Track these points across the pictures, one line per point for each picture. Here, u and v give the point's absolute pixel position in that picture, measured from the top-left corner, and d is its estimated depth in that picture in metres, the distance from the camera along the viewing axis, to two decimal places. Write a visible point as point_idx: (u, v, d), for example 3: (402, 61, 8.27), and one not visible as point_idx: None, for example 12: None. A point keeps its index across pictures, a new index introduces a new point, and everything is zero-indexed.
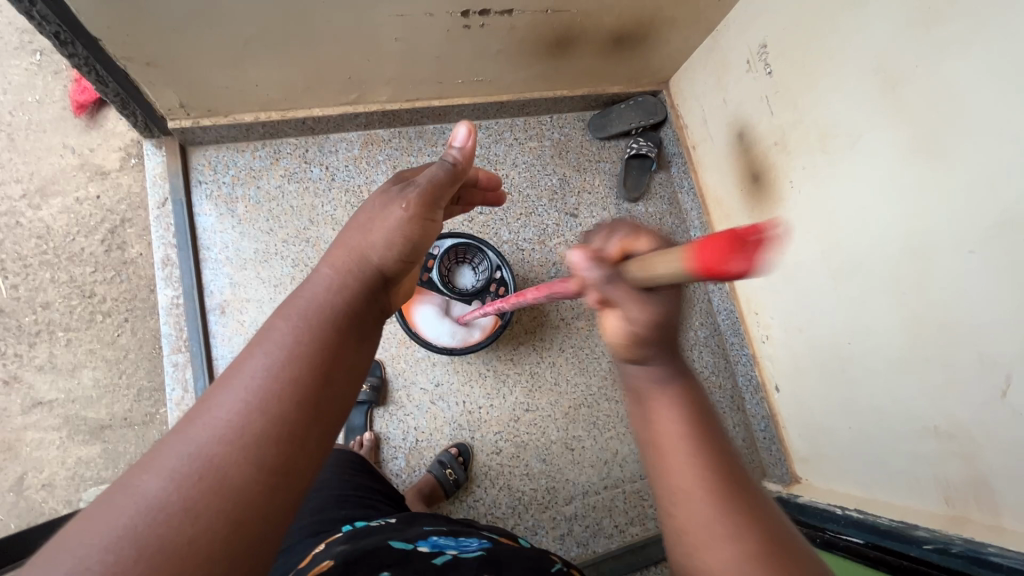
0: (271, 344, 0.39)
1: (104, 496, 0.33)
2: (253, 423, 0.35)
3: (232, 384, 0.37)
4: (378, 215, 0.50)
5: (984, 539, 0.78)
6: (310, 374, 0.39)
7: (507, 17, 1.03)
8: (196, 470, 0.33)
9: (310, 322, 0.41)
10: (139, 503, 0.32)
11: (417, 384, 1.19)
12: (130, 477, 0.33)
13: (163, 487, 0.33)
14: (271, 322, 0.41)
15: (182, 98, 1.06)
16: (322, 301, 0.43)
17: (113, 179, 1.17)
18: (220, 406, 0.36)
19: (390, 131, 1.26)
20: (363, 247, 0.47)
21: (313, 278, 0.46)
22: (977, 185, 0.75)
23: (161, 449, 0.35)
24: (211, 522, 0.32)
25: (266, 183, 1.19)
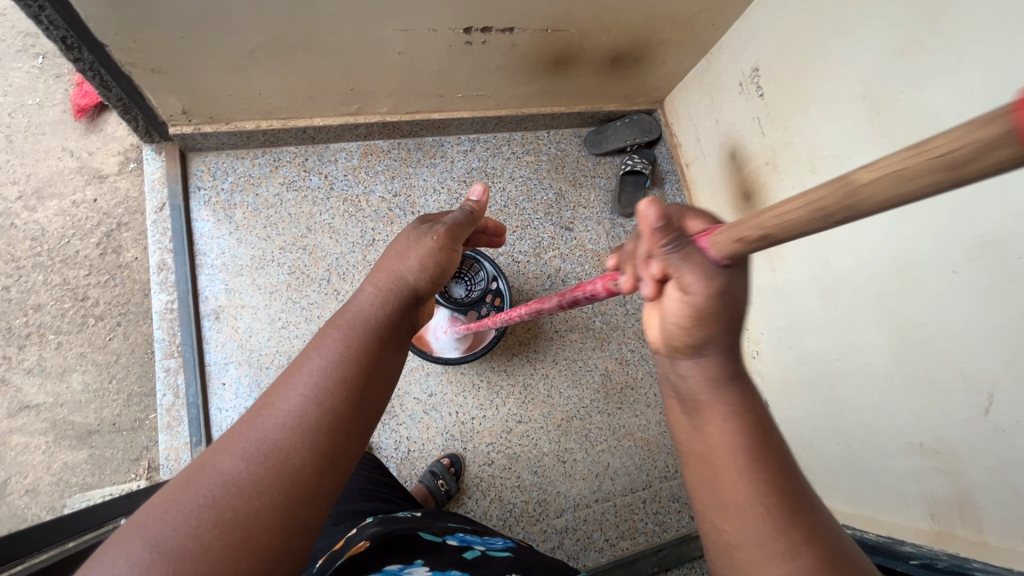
0: (324, 349, 0.44)
1: (185, 474, 0.36)
2: (311, 411, 0.39)
3: (293, 381, 0.41)
4: (409, 245, 0.54)
5: (968, 555, 0.80)
6: (359, 371, 0.43)
7: (508, 34, 1.05)
8: (263, 451, 0.37)
9: (359, 330, 0.46)
10: (215, 477, 0.35)
11: (410, 394, 1.19)
12: (204, 458, 0.37)
13: (236, 464, 0.36)
14: (325, 329, 0.46)
15: (184, 105, 1.06)
16: (366, 315, 0.48)
17: (111, 183, 1.17)
18: (281, 399, 0.40)
19: (389, 142, 1.28)
20: (400, 270, 0.53)
21: (358, 296, 0.51)
22: (960, 206, 0.77)
23: (230, 436, 0.39)
24: (275, 497, 0.35)
25: (264, 190, 1.20)
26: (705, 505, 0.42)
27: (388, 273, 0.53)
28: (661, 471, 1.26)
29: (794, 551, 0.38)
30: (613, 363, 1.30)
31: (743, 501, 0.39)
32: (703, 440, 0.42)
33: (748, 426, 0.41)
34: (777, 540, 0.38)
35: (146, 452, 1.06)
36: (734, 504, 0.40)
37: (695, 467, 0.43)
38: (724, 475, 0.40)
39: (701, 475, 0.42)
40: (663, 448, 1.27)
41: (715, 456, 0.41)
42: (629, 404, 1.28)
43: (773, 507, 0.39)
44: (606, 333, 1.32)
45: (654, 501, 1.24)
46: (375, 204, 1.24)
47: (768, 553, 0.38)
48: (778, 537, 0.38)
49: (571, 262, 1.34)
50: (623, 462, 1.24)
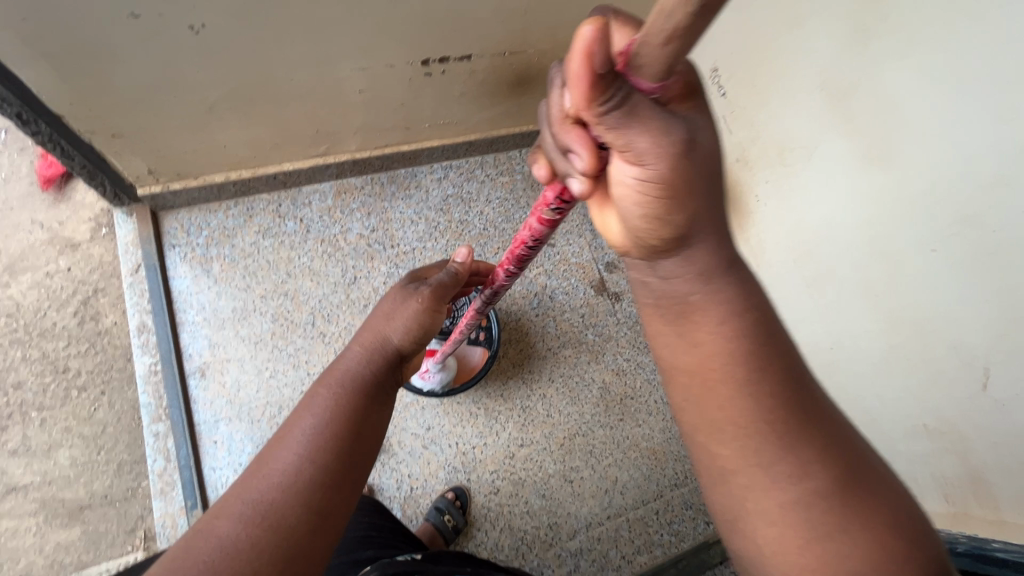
0: (316, 412, 0.52)
1: (195, 536, 0.44)
2: (297, 471, 0.47)
3: (288, 444, 0.49)
4: (397, 307, 0.63)
5: (987, 536, 0.79)
6: (341, 431, 0.51)
7: (465, 62, 1.05)
8: (259, 513, 0.44)
9: (344, 391, 0.55)
10: (212, 538, 0.43)
11: (408, 430, 1.17)
12: (203, 524, 0.45)
13: (229, 524, 0.44)
14: (315, 393, 0.55)
15: (150, 165, 1.06)
16: (354, 372, 0.57)
17: (84, 250, 1.16)
18: (279, 461, 0.48)
19: (362, 179, 1.27)
20: (387, 330, 0.61)
21: (346, 357, 0.60)
22: (929, 184, 0.77)
23: (231, 499, 0.46)
24: (260, 553, 0.43)
25: (240, 241, 1.19)
26: (708, 428, 0.47)
27: (375, 333, 0.61)
28: (671, 480, 1.23)
29: (794, 469, 0.44)
30: (609, 375, 1.29)
31: (748, 424, 0.45)
32: (697, 359, 0.47)
33: (750, 350, 0.45)
34: (784, 460, 0.44)
35: (141, 522, 1.03)
36: (733, 428, 0.45)
37: (689, 381, 0.48)
38: (723, 396, 0.46)
39: (696, 393, 0.47)
40: (671, 456, 1.25)
41: (708, 372, 0.46)
42: (630, 415, 1.27)
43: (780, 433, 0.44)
44: (600, 345, 1.31)
45: (667, 512, 1.21)
46: (353, 242, 1.23)
47: (777, 476, 0.44)
48: (778, 458, 0.44)
49: (557, 278, 1.33)
50: (631, 475, 1.22)
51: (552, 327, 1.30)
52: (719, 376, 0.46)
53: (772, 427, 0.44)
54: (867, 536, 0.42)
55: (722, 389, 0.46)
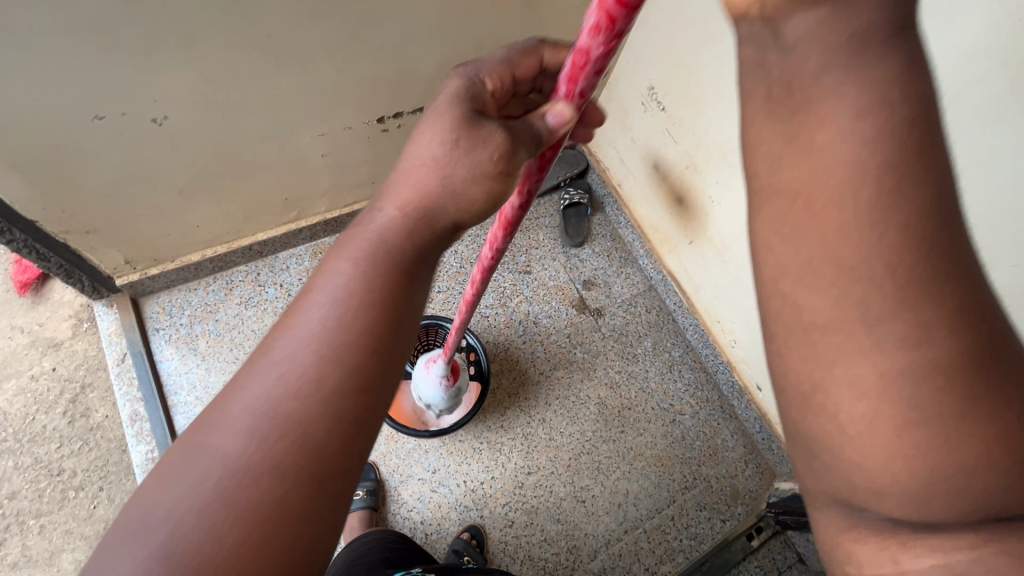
0: (330, 302, 0.45)
1: (193, 444, 0.41)
2: (314, 395, 0.42)
3: (296, 337, 0.44)
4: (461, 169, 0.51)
5: None
6: (366, 346, 0.44)
7: (418, 114, 1.10)
8: (277, 429, 0.40)
9: (371, 280, 0.46)
10: (211, 467, 0.39)
11: (414, 476, 1.17)
12: (199, 443, 0.41)
13: (234, 436, 0.40)
14: (334, 272, 0.47)
15: (126, 255, 1.08)
16: (384, 246, 0.48)
17: (67, 348, 1.16)
18: (291, 361, 0.42)
19: (335, 237, 1.31)
20: (431, 188, 0.50)
21: (373, 219, 0.50)
22: None
23: (229, 408, 0.42)
24: (264, 500, 0.39)
25: (223, 315, 1.21)
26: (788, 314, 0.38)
27: (419, 191, 0.50)
28: (680, 483, 1.25)
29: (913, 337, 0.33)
30: (604, 389, 1.31)
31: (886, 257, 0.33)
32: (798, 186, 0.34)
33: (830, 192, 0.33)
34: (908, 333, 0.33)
35: None
36: (839, 284, 0.34)
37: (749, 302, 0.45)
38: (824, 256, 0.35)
39: (796, 240, 0.35)
40: (676, 459, 1.27)
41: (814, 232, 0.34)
42: (630, 425, 1.29)
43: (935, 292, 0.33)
44: (590, 361, 1.34)
45: (683, 515, 1.22)
46: None
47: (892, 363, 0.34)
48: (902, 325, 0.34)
49: (538, 303, 1.37)
50: (641, 484, 1.23)
51: (541, 351, 1.33)
52: (845, 195, 0.33)
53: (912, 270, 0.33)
54: (989, 435, 0.33)
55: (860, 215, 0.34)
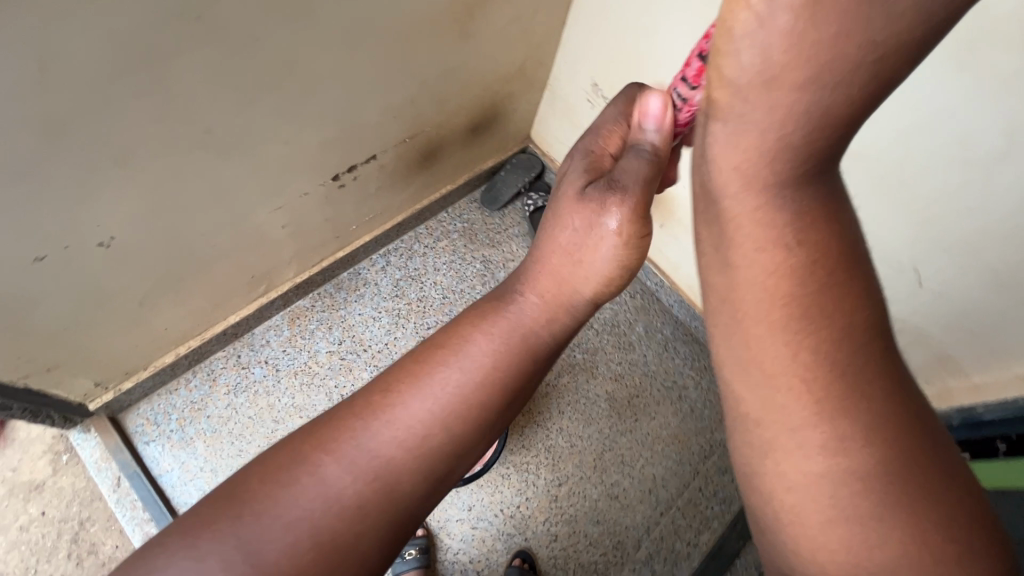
0: (484, 355, 0.54)
1: (347, 447, 0.48)
2: (424, 455, 0.50)
3: (450, 386, 0.52)
4: (590, 241, 0.57)
5: (970, 402, 0.92)
6: (464, 417, 0.52)
7: (371, 161, 1.05)
8: (413, 458, 0.49)
9: (491, 357, 0.55)
10: (358, 465, 0.48)
11: (452, 519, 1.17)
12: (321, 452, 0.48)
13: (383, 457, 0.49)
14: (460, 335, 0.56)
15: (96, 378, 1.00)
16: (510, 327, 0.56)
17: (52, 487, 1.07)
18: (441, 401, 0.51)
19: (309, 298, 1.26)
20: (575, 270, 0.58)
21: (522, 305, 0.58)
22: None
23: (387, 429, 0.50)
24: (353, 536, 0.46)
25: (214, 409, 1.15)
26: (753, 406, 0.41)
27: (558, 283, 0.58)
28: (700, 454, 1.30)
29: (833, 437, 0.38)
30: (610, 384, 1.34)
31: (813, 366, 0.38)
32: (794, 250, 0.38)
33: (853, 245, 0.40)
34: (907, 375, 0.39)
35: None
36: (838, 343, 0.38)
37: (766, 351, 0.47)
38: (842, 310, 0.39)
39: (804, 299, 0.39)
40: (692, 433, 1.32)
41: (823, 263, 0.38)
42: (642, 412, 1.33)
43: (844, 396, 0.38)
44: (590, 360, 1.36)
45: (709, 484, 1.28)
46: (326, 361, 1.22)
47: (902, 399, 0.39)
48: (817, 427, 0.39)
49: None
50: (666, 465, 1.28)
51: None
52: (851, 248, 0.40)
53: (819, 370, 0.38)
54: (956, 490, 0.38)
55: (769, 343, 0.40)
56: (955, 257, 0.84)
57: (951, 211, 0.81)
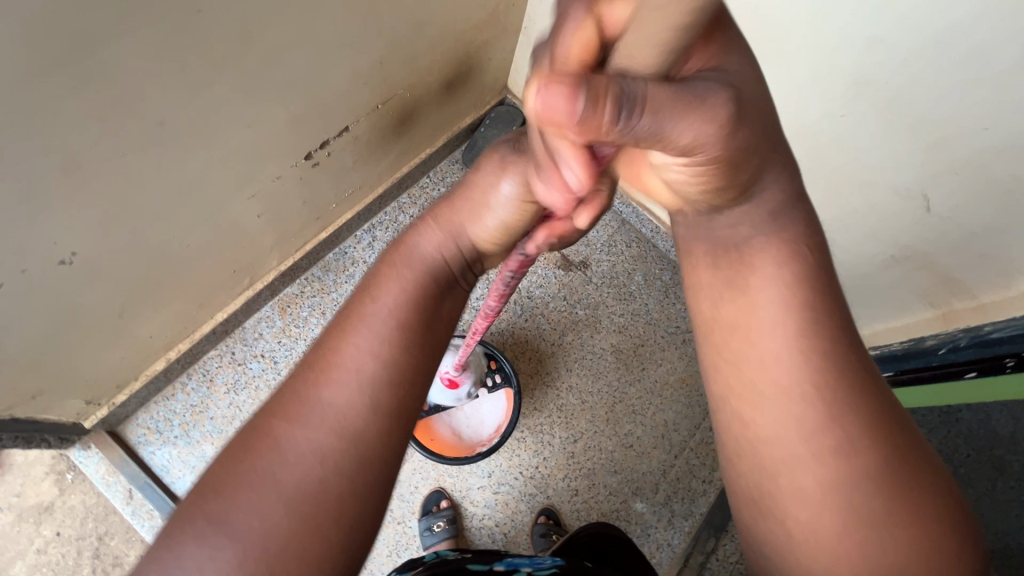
0: (387, 311, 0.52)
1: (265, 442, 0.45)
2: (369, 394, 0.47)
3: (362, 332, 0.50)
4: (480, 194, 0.54)
5: (977, 322, 0.91)
6: (400, 342, 0.50)
7: (344, 134, 0.97)
8: (333, 432, 0.45)
9: (407, 283, 0.54)
10: (288, 453, 0.44)
11: (473, 487, 1.19)
12: (272, 421, 0.46)
13: (311, 434, 0.45)
14: (376, 273, 0.55)
15: (86, 396, 0.95)
16: (419, 262, 0.56)
17: (62, 507, 1.04)
18: (353, 362, 0.49)
19: (296, 285, 1.20)
20: (470, 223, 0.56)
21: (423, 234, 0.57)
22: (817, 64, 0.86)
23: (296, 404, 0.46)
24: (322, 481, 0.43)
25: (216, 410, 1.11)
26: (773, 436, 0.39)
27: (454, 219, 0.56)
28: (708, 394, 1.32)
29: (831, 450, 0.45)
30: (615, 337, 1.33)
31: None
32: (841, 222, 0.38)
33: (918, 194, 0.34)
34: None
35: None
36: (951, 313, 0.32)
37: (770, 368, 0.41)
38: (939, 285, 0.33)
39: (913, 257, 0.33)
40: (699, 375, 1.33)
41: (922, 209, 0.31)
42: (649, 360, 1.32)
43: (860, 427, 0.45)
44: (593, 315, 1.34)
45: None
46: None
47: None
48: (808, 444, 0.45)
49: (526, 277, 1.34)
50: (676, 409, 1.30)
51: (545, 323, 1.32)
52: None
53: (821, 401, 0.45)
54: None
55: (754, 405, 0.48)
56: (962, 179, 0.82)
57: (961, 129, 0.78)
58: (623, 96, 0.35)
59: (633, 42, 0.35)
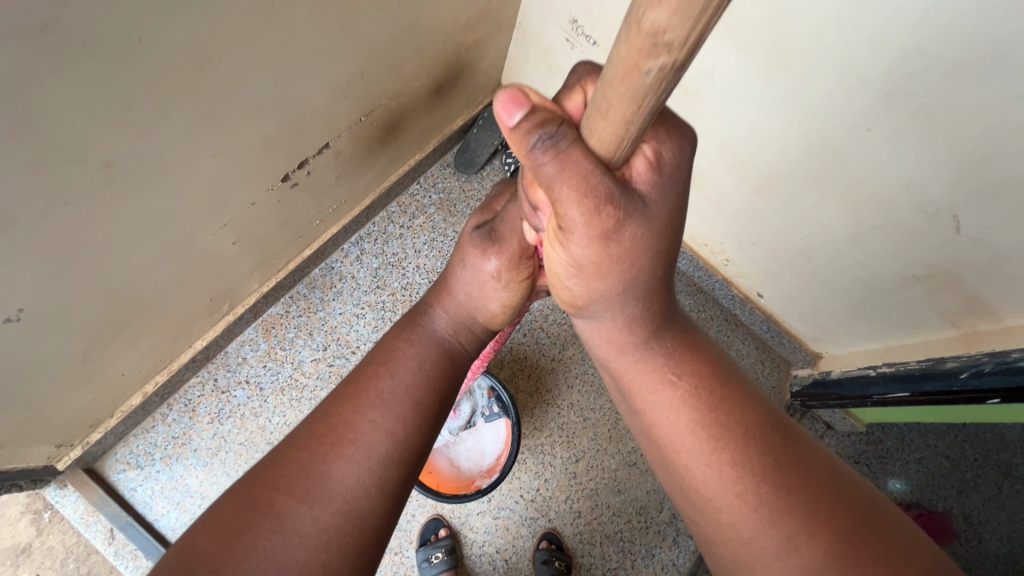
0: (389, 398, 0.53)
1: (259, 517, 0.43)
2: (376, 472, 0.48)
3: (371, 409, 0.51)
4: (474, 280, 0.64)
5: (1003, 347, 0.87)
6: (412, 420, 0.52)
7: (325, 151, 0.88)
8: (334, 508, 0.45)
9: (420, 359, 0.58)
10: (285, 529, 0.43)
11: (472, 513, 1.15)
12: (278, 496, 0.44)
13: (310, 507, 0.44)
14: (392, 349, 0.59)
15: (56, 440, 0.88)
16: (434, 346, 0.61)
17: (41, 548, 1.00)
18: (357, 441, 0.49)
19: (281, 304, 1.13)
20: (474, 303, 0.65)
21: (434, 319, 0.64)
22: (844, 72, 0.78)
23: (294, 477, 0.46)
24: (333, 558, 0.43)
25: (200, 441, 1.05)
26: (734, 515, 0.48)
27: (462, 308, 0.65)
28: None
29: (786, 540, 0.45)
30: None
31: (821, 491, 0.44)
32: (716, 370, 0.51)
33: None
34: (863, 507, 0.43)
35: None
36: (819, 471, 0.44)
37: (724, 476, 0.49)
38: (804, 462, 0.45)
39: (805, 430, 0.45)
40: None
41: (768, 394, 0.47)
42: None
43: (818, 509, 0.45)
44: None
45: None
46: (312, 372, 1.11)
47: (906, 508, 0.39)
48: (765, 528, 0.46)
49: None
50: None
51: (545, 338, 1.25)
52: None
53: (759, 501, 0.47)
54: None
55: (719, 509, 0.49)
56: (998, 201, 0.75)
57: (1006, 149, 0.70)
58: (552, 135, 0.41)
59: (595, 128, 0.42)
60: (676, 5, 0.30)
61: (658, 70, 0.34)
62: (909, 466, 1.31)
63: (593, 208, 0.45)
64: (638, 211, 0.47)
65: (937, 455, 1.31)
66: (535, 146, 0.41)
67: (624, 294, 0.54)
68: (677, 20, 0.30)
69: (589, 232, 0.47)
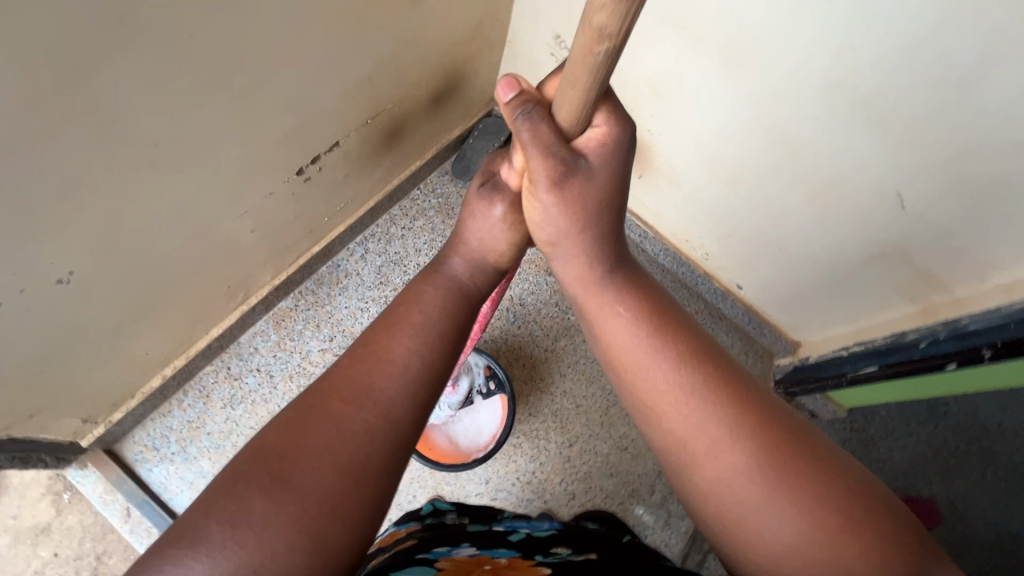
0: (420, 329, 0.59)
1: (317, 417, 0.49)
2: (412, 384, 0.54)
3: (403, 338, 0.57)
4: (485, 225, 0.67)
5: (955, 315, 0.95)
6: (440, 347, 0.59)
7: (335, 149, 0.99)
8: (378, 414, 0.51)
9: (443, 298, 0.64)
10: (339, 427, 0.49)
11: (471, 494, 1.21)
12: (332, 401, 0.50)
13: (358, 412, 0.50)
14: (417, 291, 0.64)
15: (83, 414, 0.95)
16: (451, 288, 0.66)
17: (59, 528, 1.05)
18: (394, 362, 0.55)
19: (291, 298, 1.21)
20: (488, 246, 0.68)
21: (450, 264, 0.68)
22: (789, 70, 0.89)
23: (345, 387, 0.52)
24: (379, 451, 0.49)
25: (213, 426, 1.12)
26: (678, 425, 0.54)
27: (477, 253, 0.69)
28: None
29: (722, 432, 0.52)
30: None
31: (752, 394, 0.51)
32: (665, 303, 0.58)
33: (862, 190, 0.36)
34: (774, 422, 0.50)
35: None
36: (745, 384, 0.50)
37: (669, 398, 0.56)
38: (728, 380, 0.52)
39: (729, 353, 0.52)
40: None
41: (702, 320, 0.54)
42: None
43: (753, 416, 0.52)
44: None
45: None
46: (319, 360, 1.19)
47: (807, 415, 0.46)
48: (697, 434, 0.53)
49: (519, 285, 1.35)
50: None
51: (538, 330, 1.33)
52: None
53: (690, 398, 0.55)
54: None
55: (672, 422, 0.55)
56: (932, 177, 0.85)
57: (931, 129, 0.81)
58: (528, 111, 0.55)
59: (565, 96, 0.53)
60: (613, 9, 0.42)
61: (605, 53, 0.46)
62: (892, 453, 1.35)
63: (551, 164, 0.56)
64: (584, 172, 0.57)
65: (921, 444, 1.35)
66: (519, 116, 0.55)
67: (582, 236, 0.62)
68: (613, 20, 0.43)
69: (544, 185, 0.58)
